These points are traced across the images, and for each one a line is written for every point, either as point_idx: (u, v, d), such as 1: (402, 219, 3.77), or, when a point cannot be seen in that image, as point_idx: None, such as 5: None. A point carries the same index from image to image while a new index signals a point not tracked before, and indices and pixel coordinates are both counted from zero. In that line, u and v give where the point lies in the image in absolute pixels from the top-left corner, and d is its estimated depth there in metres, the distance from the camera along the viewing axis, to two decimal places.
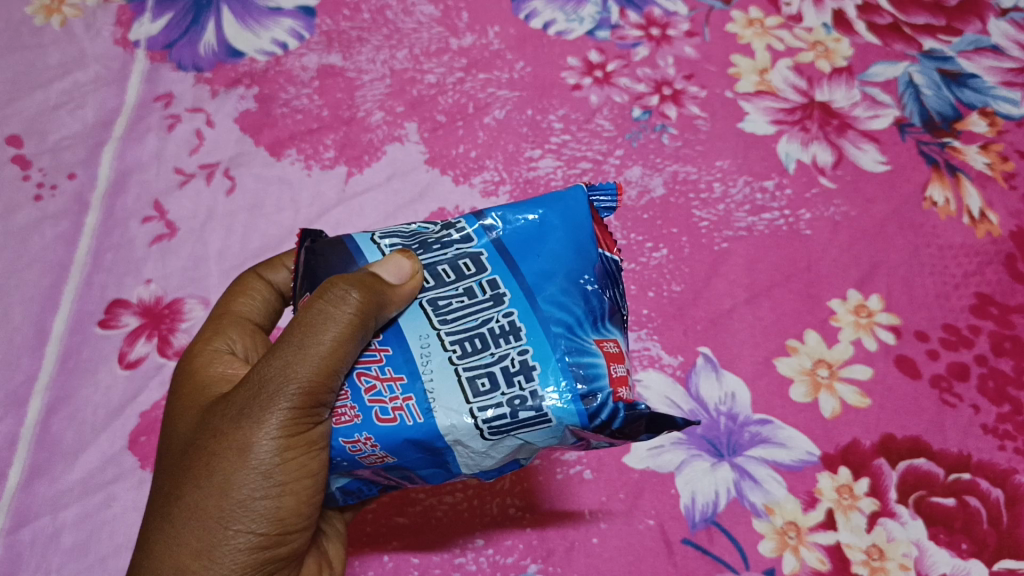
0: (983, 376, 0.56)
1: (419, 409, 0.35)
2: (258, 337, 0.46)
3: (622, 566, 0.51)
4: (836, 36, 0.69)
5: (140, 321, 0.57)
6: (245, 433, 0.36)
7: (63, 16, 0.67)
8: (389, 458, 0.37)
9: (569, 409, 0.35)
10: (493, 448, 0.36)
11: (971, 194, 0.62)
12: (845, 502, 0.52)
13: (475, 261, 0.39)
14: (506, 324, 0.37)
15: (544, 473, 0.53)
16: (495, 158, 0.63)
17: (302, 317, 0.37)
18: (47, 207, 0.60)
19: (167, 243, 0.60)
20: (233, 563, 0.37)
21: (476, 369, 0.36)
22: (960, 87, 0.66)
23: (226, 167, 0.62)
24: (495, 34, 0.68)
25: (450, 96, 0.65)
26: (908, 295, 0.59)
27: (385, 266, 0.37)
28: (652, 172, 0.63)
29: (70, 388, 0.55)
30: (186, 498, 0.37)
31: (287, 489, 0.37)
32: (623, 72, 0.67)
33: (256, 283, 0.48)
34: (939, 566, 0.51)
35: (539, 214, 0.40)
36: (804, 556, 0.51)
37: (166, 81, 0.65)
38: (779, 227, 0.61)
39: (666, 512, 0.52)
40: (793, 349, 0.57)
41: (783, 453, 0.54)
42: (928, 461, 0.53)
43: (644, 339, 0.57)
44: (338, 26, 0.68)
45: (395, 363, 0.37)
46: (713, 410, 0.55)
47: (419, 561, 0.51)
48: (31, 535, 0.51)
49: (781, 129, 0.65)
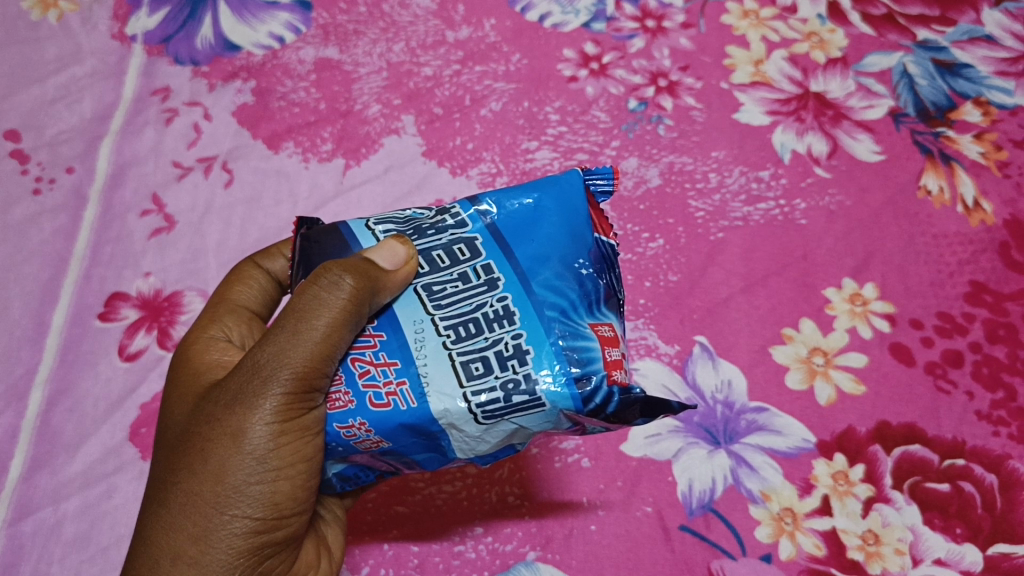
0: (978, 363, 0.56)
1: (413, 394, 0.36)
2: (255, 325, 0.46)
3: (621, 553, 0.51)
4: (831, 27, 0.69)
5: (139, 314, 0.58)
6: (239, 418, 0.36)
7: (59, 11, 0.67)
8: (384, 443, 0.37)
9: (563, 392, 0.36)
10: (488, 433, 0.37)
11: (965, 183, 0.62)
12: (841, 488, 0.53)
13: (470, 246, 0.39)
14: (500, 308, 0.37)
15: (542, 461, 0.54)
16: (492, 150, 0.63)
17: (296, 303, 0.37)
18: (46, 201, 0.61)
19: (165, 236, 0.60)
20: (229, 547, 0.37)
21: (470, 354, 0.36)
22: (954, 76, 0.67)
23: (224, 160, 0.63)
24: (491, 27, 0.68)
25: (447, 88, 0.66)
26: (904, 283, 0.59)
27: (379, 252, 0.38)
28: (649, 163, 0.63)
29: (71, 381, 0.55)
30: (183, 483, 0.37)
31: (281, 474, 0.37)
32: (619, 64, 0.67)
33: (254, 272, 0.48)
34: (934, 551, 0.51)
35: (534, 198, 0.41)
36: (801, 541, 0.52)
37: (163, 75, 0.65)
38: (775, 217, 0.61)
39: (664, 499, 0.53)
40: (789, 337, 0.57)
41: (779, 441, 0.54)
42: (923, 447, 0.54)
43: (641, 329, 0.58)
44: (335, 20, 0.68)
45: (389, 348, 0.37)
46: (710, 398, 0.56)
47: (419, 549, 0.52)
48: (33, 526, 0.51)
49: (776, 120, 0.65)
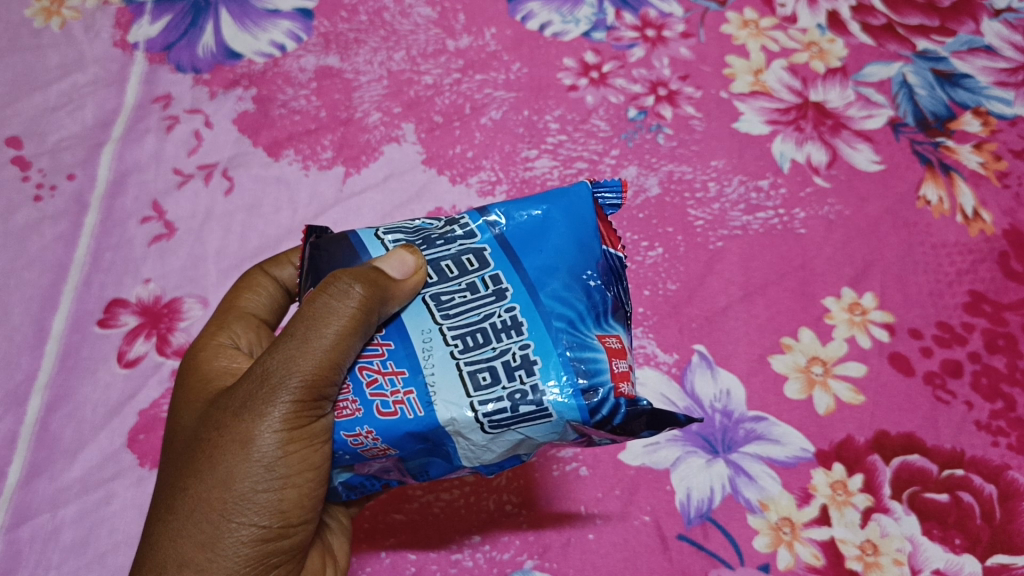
0: (977, 373, 0.56)
1: (420, 402, 0.36)
2: (264, 332, 0.46)
3: (618, 562, 0.51)
4: (830, 36, 0.69)
5: (139, 321, 0.58)
6: (247, 425, 0.36)
7: (62, 19, 0.68)
8: (391, 451, 0.37)
9: (570, 403, 0.36)
10: (494, 442, 0.37)
11: (964, 193, 0.63)
12: (839, 497, 0.53)
13: (478, 256, 0.39)
14: (508, 319, 0.37)
15: (541, 469, 0.53)
16: (492, 158, 0.64)
17: (305, 310, 0.37)
18: (46, 208, 0.61)
19: (165, 243, 0.60)
20: (236, 555, 0.37)
21: (477, 364, 0.36)
22: (954, 87, 0.67)
23: (225, 168, 0.63)
24: (492, 36, 0.69)
25: (447, 96, 0.66)
26: (902, 293, 0.59)
27: (389, 261, 0.38)
28: (648, 172, 0.63)
29: (70, 387, 0.55)
30: (190, 490, 0.37)
31: (288, 482, 0.37)
32: (619, 73, 0.68)
33: (262, 279, 0.48)
34: (933, 562, 0.51)
35: (543, 209, 0.41)
36: (799, 551, 0.51)
37: (165, 82, 0.66)
38: (774, 226, 0.61)
39: (662, 508, 0.52)
40: (788, 346, 0.57)
41: (777, 450, 0.54)
42: (922, 457, 0.54)
43: (640, 337, 0.58)
44: (337, 28, 0.68)
45: (397, 357, 0.37)
46: (708, 407, 0.55)
47: (416, 557, 0.52)
48: (31, 531, 0.51)
49: (776, 129, 0.65)
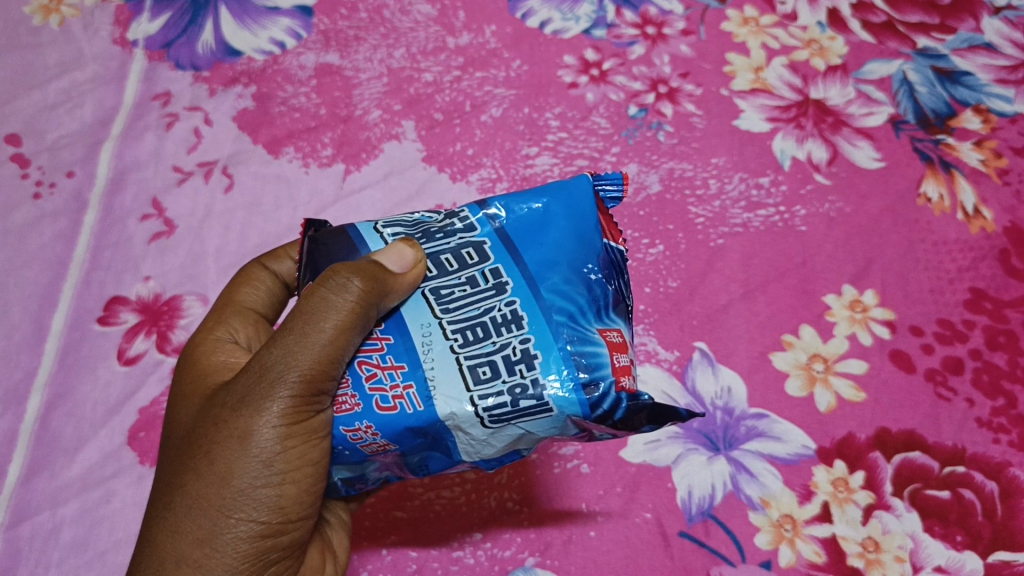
0: (978, 370, 0.56)
1: (419, 397, 0.36)
2: (262, 326, 0.46)
3: (619, 560, 0.51)
4: (830, 34, 0.69)
5: (139, 318, 0.58)
6: (246, 420, 0.36)
7: (61, 16, 0.67)
8: (390, 446, 0.37)
9: (571, 398, 0.36)
10: (494, 437, 0.37)
11: (965, 190, 0.63)
12: (841, 494, 0.53)
13: (478, 250, 0.39)
14: (507, 313, 0.37)
15: (542, 466, 0.53)
16: (492, 156, 0.64)
17: (303, 305, 0.37)
18: (46, 206, 0.61)
19: (165, 240, 0.60)
20: (235, 551, 0.37)
21: (477, 358, 0.36)
22: (954, 83, 0.67)
23: (225, 165, 0.63)
24: (492, 33, 0.69)
25: (447, 94, 0.66)
26: (903, 290, 0.59)
27: (387, 254, 0.38)
28: (649, 169, 0.63)
29: (70, 385, 0.55)
30: (189, 486, 0.37)
31: (287, 478, 0.37)
32: (619, 70, 0.67)
33: (260, 273, 0.48)
34: (934, 558, 0.51)
35: (543, 203, 0.41)
36: (800, 548, 0.51)
37: (164, 80, 0.66)
38: (774, 223, 0.61)
39: (663, 506, 0.52)
40: (789, 344, 0.57)
41: (778, 447, 0.54)
42: (924, 454, 0.54)
43: (642, 335, 0.58)
44: (336, 26, 0.68)
45: (396, 351, 0.37)
46: (709, 404, 0.55)
47: (417, 555, 0.51)
48: (31, 530, 0.51)
49: (776, 127, 0.65)
